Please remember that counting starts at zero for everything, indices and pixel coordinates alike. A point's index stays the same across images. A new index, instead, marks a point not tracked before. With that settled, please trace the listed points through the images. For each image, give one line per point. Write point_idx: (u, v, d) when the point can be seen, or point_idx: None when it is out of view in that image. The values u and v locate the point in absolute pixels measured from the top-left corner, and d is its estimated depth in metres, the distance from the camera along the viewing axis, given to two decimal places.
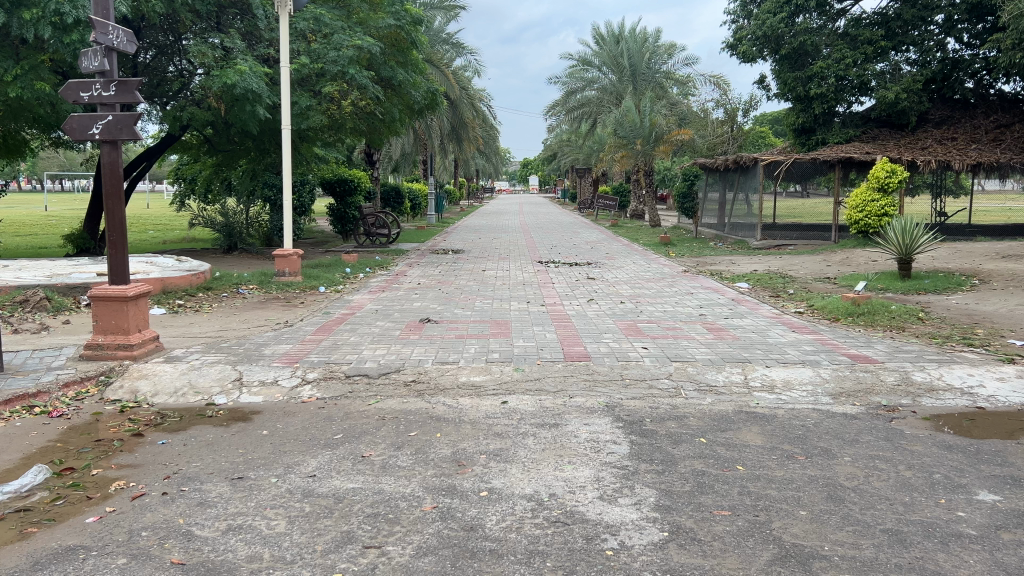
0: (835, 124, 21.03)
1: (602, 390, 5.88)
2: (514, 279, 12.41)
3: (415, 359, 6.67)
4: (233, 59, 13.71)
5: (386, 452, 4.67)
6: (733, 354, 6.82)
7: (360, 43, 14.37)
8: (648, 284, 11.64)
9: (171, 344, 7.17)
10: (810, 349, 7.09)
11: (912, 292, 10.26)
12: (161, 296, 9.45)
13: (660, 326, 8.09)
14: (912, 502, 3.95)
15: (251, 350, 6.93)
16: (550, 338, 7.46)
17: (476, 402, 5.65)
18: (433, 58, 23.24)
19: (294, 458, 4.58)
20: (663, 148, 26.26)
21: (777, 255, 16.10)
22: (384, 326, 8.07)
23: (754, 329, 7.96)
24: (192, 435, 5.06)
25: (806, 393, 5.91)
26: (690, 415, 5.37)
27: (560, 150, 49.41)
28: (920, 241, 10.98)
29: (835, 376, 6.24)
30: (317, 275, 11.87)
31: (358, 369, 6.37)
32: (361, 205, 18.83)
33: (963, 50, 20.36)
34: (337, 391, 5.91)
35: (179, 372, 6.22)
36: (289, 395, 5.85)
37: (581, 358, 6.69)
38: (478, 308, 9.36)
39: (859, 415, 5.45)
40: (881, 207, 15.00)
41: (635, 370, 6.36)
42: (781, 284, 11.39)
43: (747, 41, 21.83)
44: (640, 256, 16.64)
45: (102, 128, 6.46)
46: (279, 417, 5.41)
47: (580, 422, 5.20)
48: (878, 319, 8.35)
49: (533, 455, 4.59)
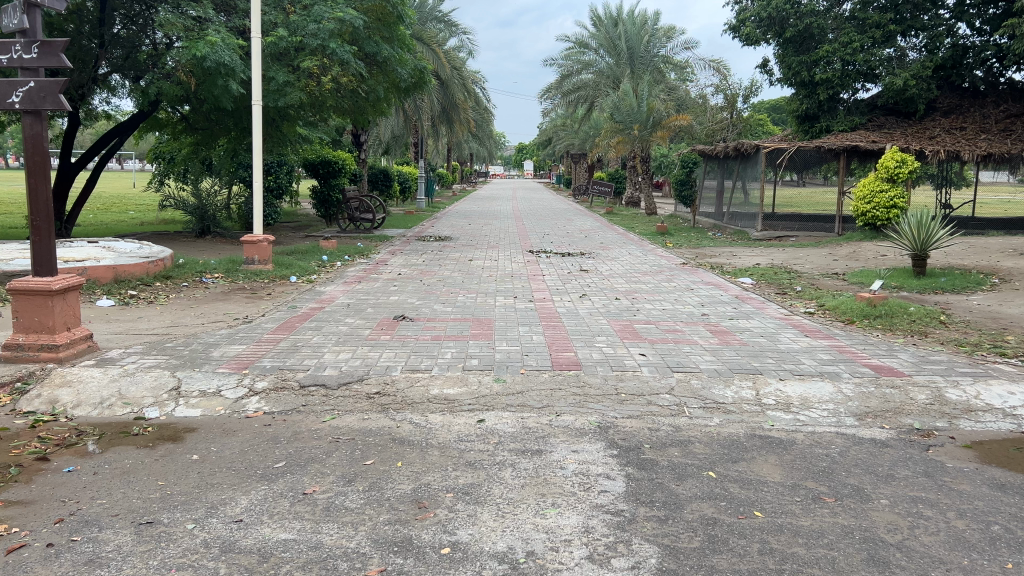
0: (840, 112, 20.23)
1: (594, 406, 5.11)
2: (502, 270, 11.62)
3: (382, 366, 5.86)
4: (205, 30, 12.80)
5: (335, 487, 3.90)
6: (742, 364, 6.05)
7: (342, 15, 13.35)
8: (644, 277, 10.91)
9: (107, 343, 6.35)
10: (827, 357, 6.33)
11: (928, 291, 9.51)
12: (112, 286, 8.59)
13: (659, 328, 7.33)
14: (973, 567, 3.20)
15: (198, 353, 6.12)
16: (536, 341, 6.68)
17: (448, 420, 4.88)
18: (422, 35, 22.34)
19: (220, 496, 3.80)
20: (661, 133, 25.27)
21: (780, 247, 15.40)
22: (353, 324, 7.26)
23: (763, 333, 7.20)
24: (108, 460, 4.28)
25: (826, 413, 5.14)
26: (695, 441, 4.62)
27: (555, 135, 48.52)
28: (936, 236, 10.20)
29: (859, 394, 5.46)
30: (288, 263, 11.03)
31: (314, 378, 5.56)
32: (345, 188, 17.98)
33: (973, 36, 19.44)
34: (288, 404, 5.13)
35: (109, 379, 5.42)
36: (231, 409, 5.07)
37: (571, 367, 5.91)
38: (459, 303, 8.58)
39: (891, 442, 4.69)
40: (889, 198, 14.24)
41: (631, 382, 5.57)
42: (787, 279, 10.66)
43: (751, 22, 21.12)
44: (635, 246, 15.84)
45: (23, 96, 5.57)
46: (215, 437, 4.63)
47: (568, 448, 4.43)
48: (897, 323, 7.60)
49: (509, 494, 3.81)
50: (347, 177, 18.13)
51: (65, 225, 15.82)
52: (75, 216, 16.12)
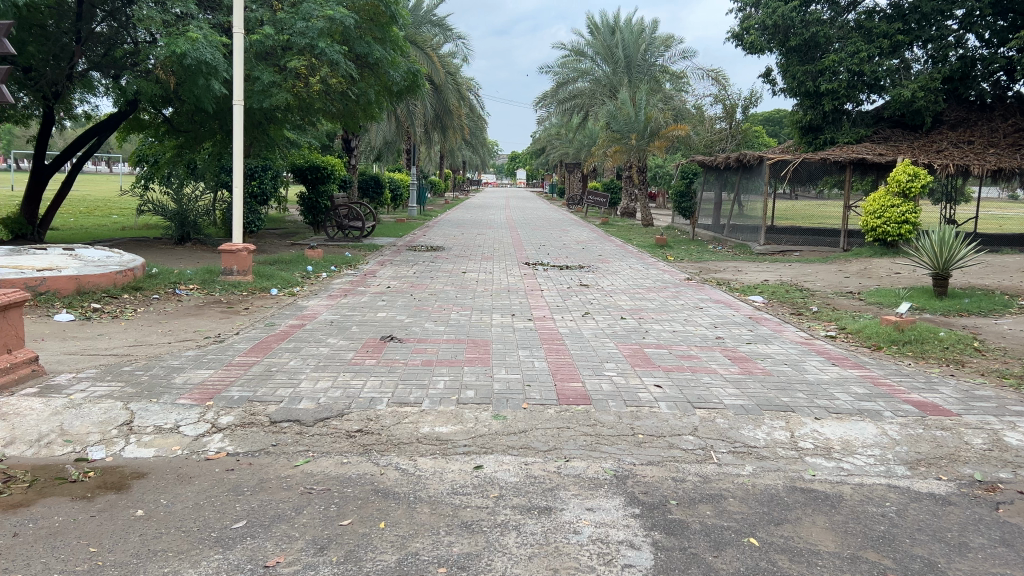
0: (845, 123, 19.74)
1: (608, 450, 4.45)
2: (497, 284, 10.94)
3: (365, 398, 5.15)
4: (186, 25, 12.14)
5: (303, 557, 3.22)
6: (770, 399, 5.38)
7: (332, 14, 12.66)
8: (648, 294, 10.28)
9: (58, 366, 5.66)
10: (862, 392, 5.67)
11: (953, 313, 8.93)
12: (73, 298, 7.89)
13: (672, 354, 6.68)
14: None
15: (158, 379, 5.42)
16: (539, 368, 6.05)
17: (440, 466, 4.20)
18: (416, 38, 21.69)
19: (162, 569, 3.12)
20: (658, 143, 24.68)
21: (785, 263, 14.82)
22: (336, 346, 6.58)
23: (786, 361, 6.56)
24: (34, 516, 3.58)
25: (873, 461, 4.48)
26: (729, 496, 3.96)
27: (550, 144, 48.00)
28: (960, 254, 9.62)
29: (906, 437, 4.80)
30: (270, 274, 10.33)
31: (287, 412, 4.87)
32: (334, 195, 17.27)
33: (981, 49, 18.99)
34: (255, 444, 4.45)
35: (50, 412, 4.71)
36: (190, 449, 4.38)
37: (579, 401, 5.22)
38: (453, 321, 7.93)
39: (952, 499, 4.03)
40: (901, 213, 13.97)
41: (649, 421, 4.90)
42: (800, 298, 10.06)
43: (756, 30, 20.68)
44: (635, 260, 15.23)
45: None
46: (168, 486, 3.93)
47: (581, 506, 3.76)
48: (929, 350, 6.99)
49: (514, 570, 3.14)
50: (336, 183, 17.46)
51: (37, 229, 15.07)
52: (49, 219, 15.38)
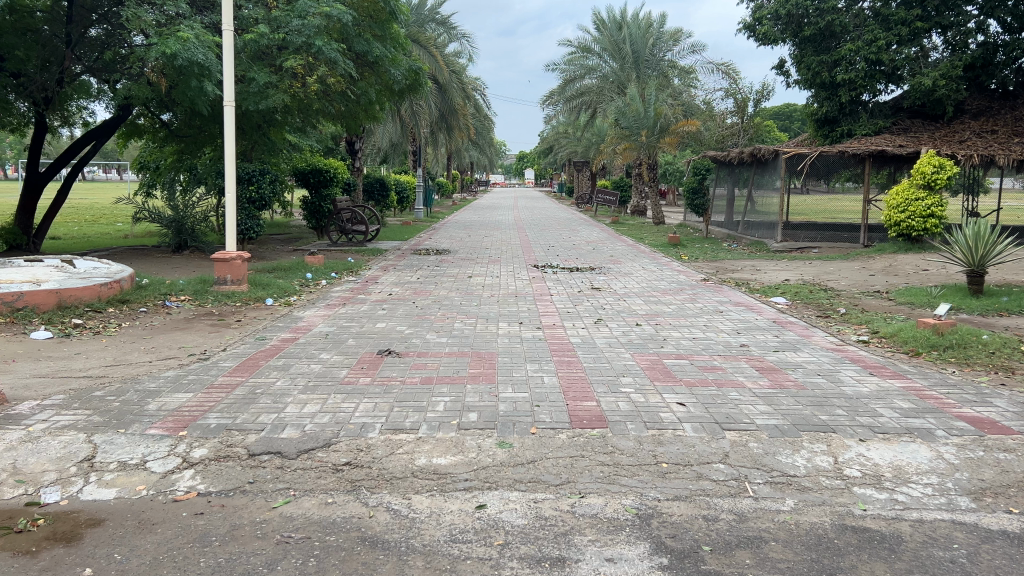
0: (862, 115, 19.09)
1: (628, 483, 3.92)
2: (505, 290, 10.41)
3: (356, 425, 4.64)
4: (177, 25, 11.66)
5: None
6: (807, 418, 4.83)
7: (328, 10, 12.17)
8: (664, 297, 9.73)
9: (23, 392, 5.18)
10: (907, 407, 5.11)
11: (992, 313, 8.34)
12: (53, 314, 7.42)
13: (694, 365, 6.14)
14: None
15: (131, 406, 4.93)
16: (548, 384, 5.53)
17: (437, 506, 3.69)
18: (419, 37, 21.19)
19: None
20: (669, 140, 24.07)
21: (805, 260, 14.24)
22: (329, 363, 6.07)
23: (820, 371, 6.00)
24: None
25: (931, 491, 3.93)
26: (771, 539, 3.42)
27: (558, 143, 47.43)
28: (997, 248, 8.99)
29: (966, 461, 4.25)
30: (267, 282, 9.85)
31: (267, 443, 4.36)
32: (337, 198, 16.77)
33: (1003, 35, 18.32)
34: (230, 482, 3.94)
35: (4, 448, 4.22)
36: (156, 489, 3.88)
37: (595, 424, 4.70)
38: (457, 331, 7.42)
39: None
40: (926, 207, 13.34)
41: (673, 447, 4.36)
42: (826, 299, 9.49)
43: (769, 20, 20.09)
44: (648, 260, 14.66)
45: None
46: (125, 536, 3.43)
47: (600, 555, 3.23)
48: (973, 356, 6.42)
49: None
50: (339, 186, 16.96)
51: (32, 239, 14.64)
52: (45, 228, 14.95)
